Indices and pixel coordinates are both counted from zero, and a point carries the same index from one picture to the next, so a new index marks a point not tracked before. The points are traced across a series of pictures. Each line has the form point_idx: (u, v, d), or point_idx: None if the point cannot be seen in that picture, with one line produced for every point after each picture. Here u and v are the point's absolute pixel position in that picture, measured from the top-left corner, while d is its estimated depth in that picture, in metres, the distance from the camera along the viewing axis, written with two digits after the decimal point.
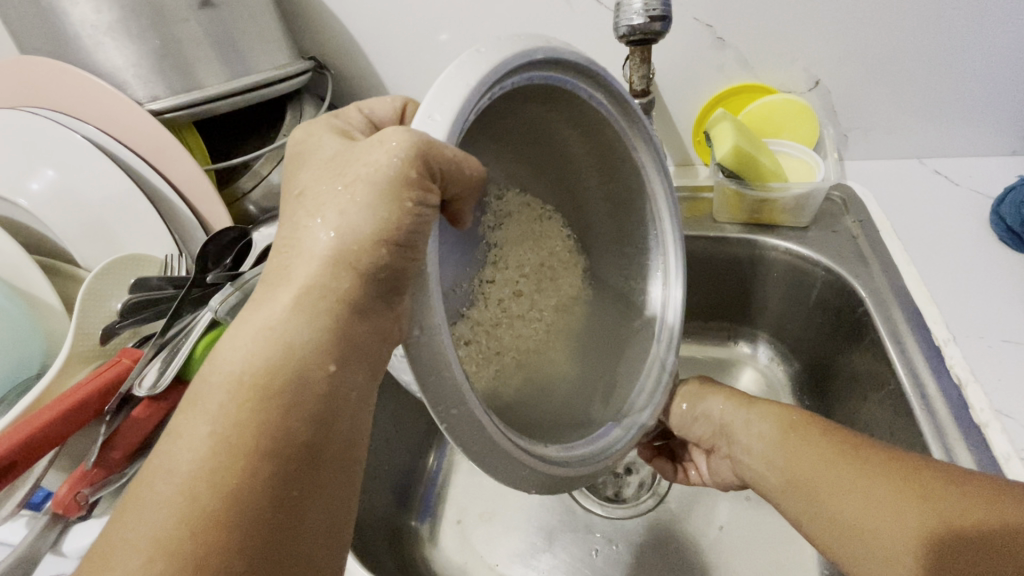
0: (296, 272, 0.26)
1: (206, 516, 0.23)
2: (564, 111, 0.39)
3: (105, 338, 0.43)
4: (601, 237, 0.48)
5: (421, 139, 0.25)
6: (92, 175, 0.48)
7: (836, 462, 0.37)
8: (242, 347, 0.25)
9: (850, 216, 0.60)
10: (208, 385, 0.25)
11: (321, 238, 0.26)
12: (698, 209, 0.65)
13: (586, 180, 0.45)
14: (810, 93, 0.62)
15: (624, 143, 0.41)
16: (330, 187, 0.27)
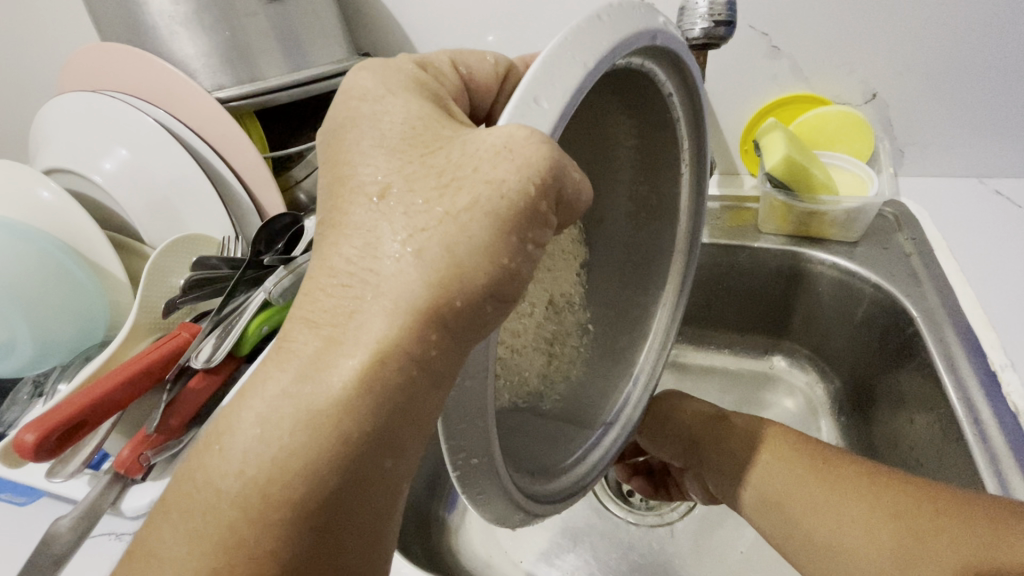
0: (365, 331, 0.23)
1: (244, 540, 0.23)
2: (632, 100, 0.36)
3: (165, 312, 0.44)
4: (609, 232, 0.45)
5: (558, 152, 0.22)
6: (159, 157, 0.51)
7: (813, 478, 0.39)
8: (292, 390, 0.24)
9: (903, 233, 0.58)
10: (269, 428, 0.24)
11: (413, 279, 0.23)
12: (741, 219, 0.64)
13: (618, 175, 0.42)
14: (866, 105, 0.60)
15: (677, 150, 0.38)
16: (423, 205, 0.23)
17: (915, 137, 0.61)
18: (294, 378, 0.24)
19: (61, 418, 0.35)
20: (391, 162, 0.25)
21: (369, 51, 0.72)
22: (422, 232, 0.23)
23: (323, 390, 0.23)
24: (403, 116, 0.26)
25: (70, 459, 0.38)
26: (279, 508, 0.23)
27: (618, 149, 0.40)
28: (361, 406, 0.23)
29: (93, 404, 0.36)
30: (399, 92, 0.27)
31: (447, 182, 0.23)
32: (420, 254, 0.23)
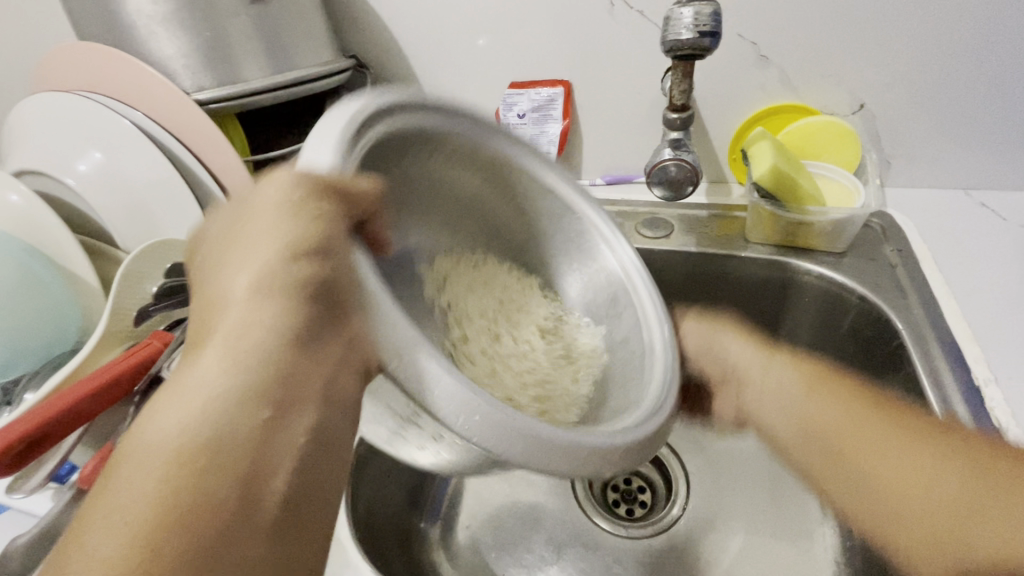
0: (263, 342, 0.26)
1: (149, 539, 0.22)
2: (435, 143, 0.38)
3: (136, 320, 0.44)
4: (537, 253, 0.45)
5: (327, 174, 0.27)
6: (136, 159, 0.50)
7: (860, 423, 0.39)
8: (197, 380, 0.25)
9: (890, 245, 0.58)
10: (175, 415, 0.25)
11: (298, 303, 0.27)
12: (729, 228, 0.64)
13: (487, 204, 0.44)
14: (854, 116, 0.60)
15: (509, 168, 0.42)
16: (290, 249, 0.27)
17: (902, 148, 0.61)
18: (211, 368, 0.26)
19: (23, 427, 0.33)
20: (270, 219, 0.28)
21: (356, 53, 0.71)
22: (308, 257, 0.27)
23: (223, 381, 0.25)
24: (270, 191, 0.29)
25: (32, 474, 0.37)
26: (193, 489, 0.23)
27: (531, 189, 0.43)
28: (257, 390, 0.26)
29: (59, 413, 0.35)
30: (262, 182, 0.29)
31: (313, 218, 0.27)
32: (306, 279, 0.27)
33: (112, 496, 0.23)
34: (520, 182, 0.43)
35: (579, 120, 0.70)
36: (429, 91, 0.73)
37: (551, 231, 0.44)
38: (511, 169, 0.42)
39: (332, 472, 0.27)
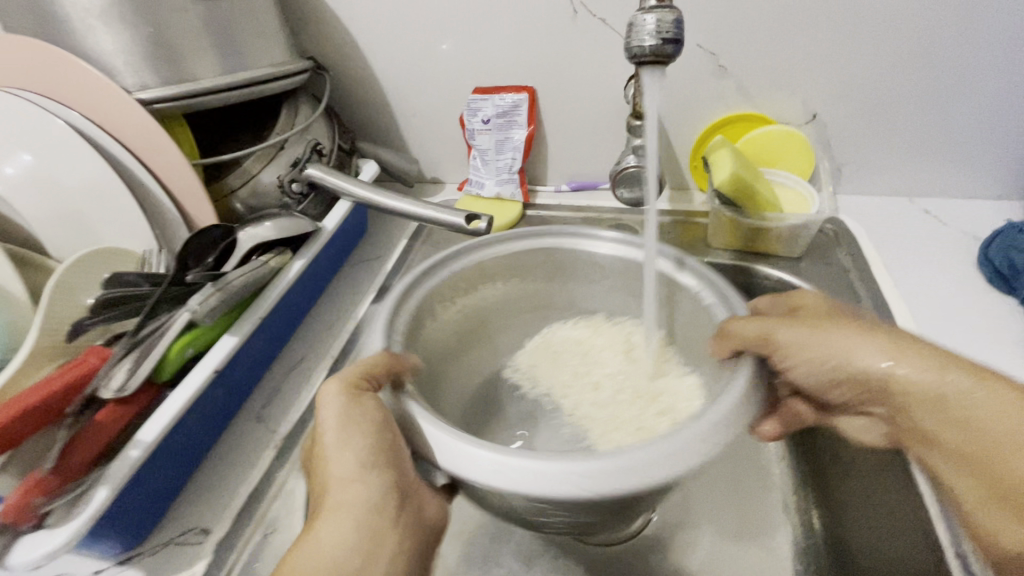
0: (337, 501, 0.32)
1: None
2: (460, 279, 0.47)
3: (71, 334, 0.39)
4: (580, 291, 0.53)
5: (359, 364, 0.35)
6: (72, 162, 0.46)
7: (931, 378, 0.34)
8: (314, 561, 0.30)
9: (843, 250, 0.61)
10: (302, 569, 0.29)
11: (363, 485, 0.32)
12: (691, 234, 0.66)
13: (514, 282, 0.51)
14: (807, 126, 0.63)
15: (520, 253, 0.49)
16: (343, 448, 0.33)
17: (850, 157, 0.64)
18: (320, 551, 0.30)
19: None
20: (329, 425, 0.34)
21: (314, 55, 0.69)
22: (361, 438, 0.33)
23: (322, 539, 0.31)
24: (328, 401, 0.34)
25: None
26: None
27: (501, 274, 0.50)
28: (354, 544, 0.31)
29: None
30: (320, 394, 0.35)
31: (363, 407, 0.34)
32: (353, 448, 0.33)
33: None
34: (493, 269, 0.49)
35: (543, 127, 0.70)
36: (392, 96, 0.72)
37: (552, 264, 0.51)
38: (496, 272, 0.50)
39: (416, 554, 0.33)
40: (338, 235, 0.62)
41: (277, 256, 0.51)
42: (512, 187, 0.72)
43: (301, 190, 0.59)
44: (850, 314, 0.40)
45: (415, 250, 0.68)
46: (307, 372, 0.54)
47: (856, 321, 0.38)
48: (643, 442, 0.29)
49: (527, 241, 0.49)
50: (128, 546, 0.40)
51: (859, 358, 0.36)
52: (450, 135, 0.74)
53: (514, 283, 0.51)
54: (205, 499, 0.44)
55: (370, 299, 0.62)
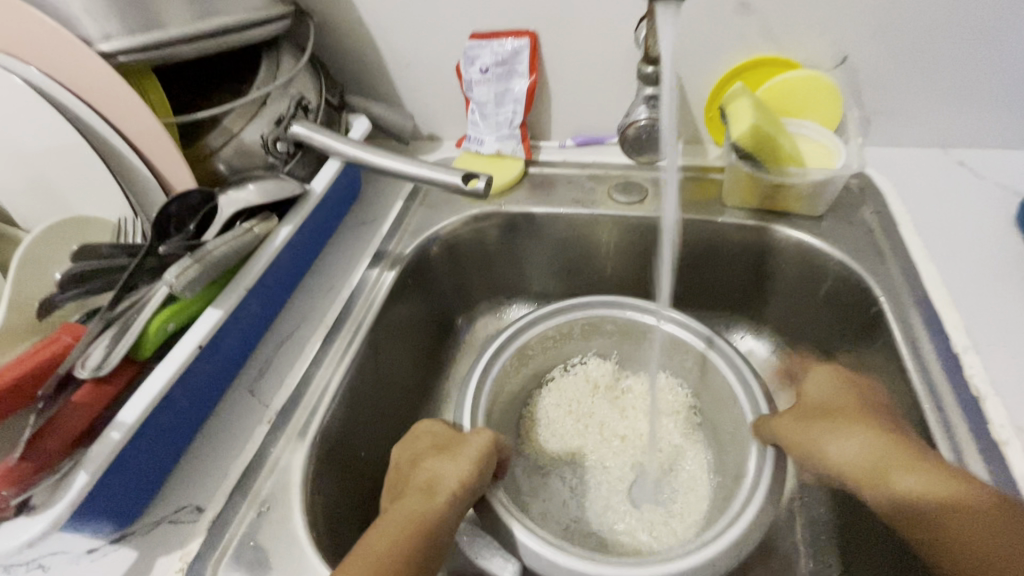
0: (435, 483, 0.42)
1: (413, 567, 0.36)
2: (522, 350, 0.55)
3: (42, 311, 0.37)
4: (603, 342, 0.59)
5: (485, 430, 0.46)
6: (33, 125, 0.43)
7: (887, 459, 0.38)
8: (407, 512, 0.39)
9: (868, 207, 0.56)
10: (404, 518, 0.39)
11: (455, 476, 0.42)
12: (705, 191, 0.61)
13: (561, 338, 0.58)
14: (836, 70, 0.57)
15: (579, 318, 0.56)
16: (449, 465, 0.43)
17: (883, 105, 0.59)
18: (416, 508, 0.40)
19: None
20: (447, 452, 0.44)
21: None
22: (461, 460, 0.43)
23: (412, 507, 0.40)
24: (446, 435, 0.46)
25: None
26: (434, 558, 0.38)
27: (555, 339, 0.57)
28: (424, 509, 0.40)
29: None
30: (443, 429, 0.47)
31: (468, 445, 0.45)
32: (458, 463, 0.43)
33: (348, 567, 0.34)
34: (548, 338, 0.56)
35: (546, 76, 0.65)
36: (381, 43, 0.66)
37: (609, 325, 0.57)
38: (538, 344, 0.56)
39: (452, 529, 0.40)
40: (328, 198, 0.58)
41: (261, 223, 0.48)
42: (514, 143, 0.68)
43: (287, 150, 0.55)
44: (850, 406, 0.43)
45: (411, 211, 0.65)
46: (301, 342, 0.52)
47: (841, 418, 0.42)
48: (688, 551, 0.39)
49: (561, 317, 0.56)
50: (121, 524, 0.39)
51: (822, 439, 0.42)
52: (446, 88, 0.69)
53: (557, 343, 0.58)
54: (199, 477, 0.43)
55: (365, 265, 0.59)
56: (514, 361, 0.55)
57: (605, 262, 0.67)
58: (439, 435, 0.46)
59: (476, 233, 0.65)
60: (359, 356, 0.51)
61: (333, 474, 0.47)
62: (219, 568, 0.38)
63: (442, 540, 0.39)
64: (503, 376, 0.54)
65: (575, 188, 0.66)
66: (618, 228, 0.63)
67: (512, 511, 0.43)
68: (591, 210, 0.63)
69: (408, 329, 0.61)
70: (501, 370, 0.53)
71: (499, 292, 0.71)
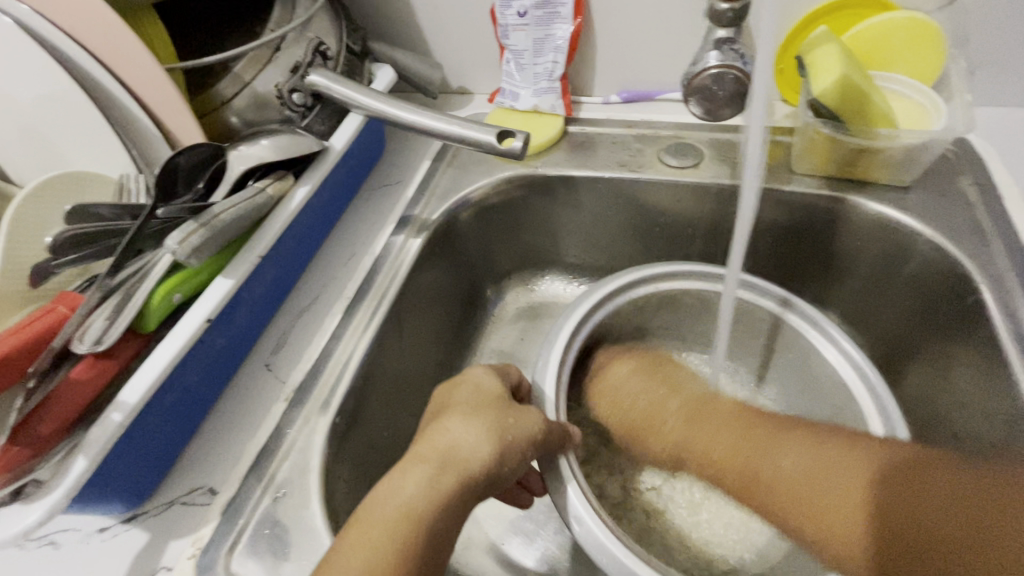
0: (440, 444, 0.34)
1: (401, 560, 0.30)
2: (587, 333, 0.47)
3: (33, 279, 0.34)
4: (665, 320, 0.53)
5: (500, 385, 0.39)
6: (24, 68, 0.38)
7: (760, 456, 0.37)
8: (404, 485, 0.32)
9: (967, 177, 0.48)
10: (396, 496, 0.32)
11: (464, 436, 0.35)
12: (770, 154, 0.53)
13: (628, 321, 0.51)
14: (942, 13, 0.48)
15: (651, 293, 0.49)
16: (456, 427, 0.35)
17: (994, 57, 0.50)
18: (418, 480, 0.32)
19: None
20: (464, 413, 0.36)
21: None
22: (473, 420, 0.35)
23: (408, 479, 0.33)
24: (467, 391, 0.38)
25: None
26: (439, 542, 0.31)
27: (617, 322, 0.50)
28: (424, 483, 0.32)
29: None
30: (465, 379, 0.40)
31: (484, 408, 0.37)
32: (467, 427, 0.35)
33: (322, 574, 0.29)
34: (609, 322, 0.49)
35: (593, 20, 0.57)
36: None
37: (681, 301, 0.51)
38: (625, 313, 0.50)
39: (462, 505, 0.33)
40: (349, 156, 0.53)
41: (275, 182, 0.43)
42: (553, 98, 0.60)
43: (304, 101, 0.50)
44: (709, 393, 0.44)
45: (439, 172, 0.59)
46: (320, 313, 0.48)
47: (704, 410, 0.42)
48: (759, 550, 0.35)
49: (651, 284, 0.49)
50: (131, 504, 0.37)
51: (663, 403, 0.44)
52: (478, 34, 0.62)
53: (621, 327, 0.51)
54: (212, 456, 0.40)
55: (390, 230, 0.54)
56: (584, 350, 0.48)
57: (649, 231, 0.61)
58: (478, 394, 0.38)
59: (508, 198, 0.60)
60: (382, 330, 0.47)
61: (353, 457, 0.44)
62: (231, 557, 0.36)
63: (445, 535, 0.32)
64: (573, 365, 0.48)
65: (620, 149, 0.59)
66: (667, 197, 0.57)
67: (573, 471, 0.38)
68: (638, 174, 0.57)
69: (433, 302, 0.56)
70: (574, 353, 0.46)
71: (531, 262, 0.66)
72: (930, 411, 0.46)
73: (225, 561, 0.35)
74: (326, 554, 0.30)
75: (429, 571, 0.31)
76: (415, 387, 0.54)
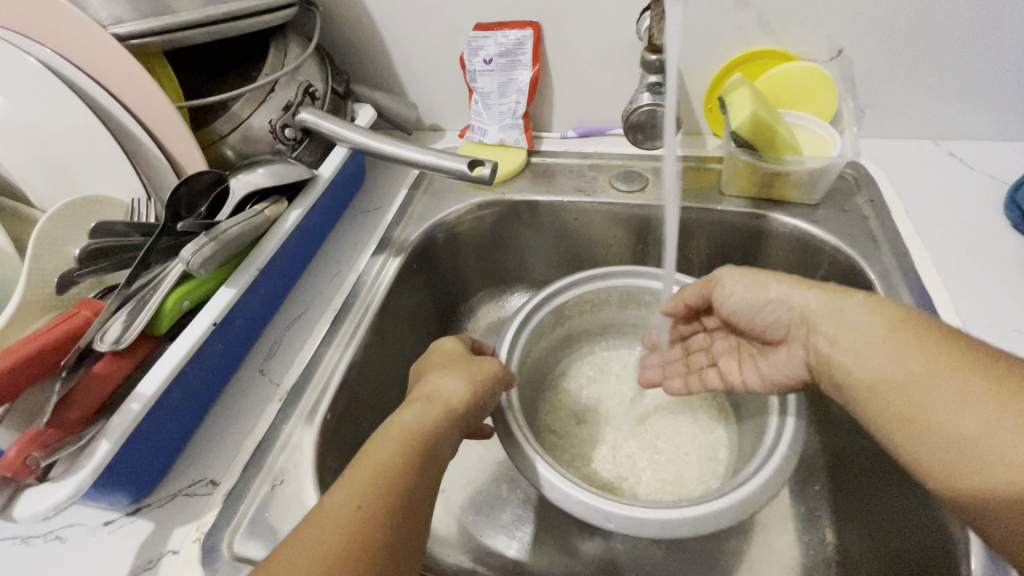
0: (427, 387, 0.39)
1: (407, 474, 0.33)
2: (533, 331, 0.54)
3: (60, 287, 0.38)
4: (608, 315, 0.60)
5: (465, 344, 0.46)
6: (48, 105, 0.43)
7: (891, 354, 0.33)
8: (402, 418, 0.36)
9: (863, 195, 0.58)
10: (394, 426, 0.36)
11: (447, 379, 0.40)
12: (704, 179, 0.62)
13: (570, 320, 0.58)
14: (831, 63, 0.58)
15: (585, 293, 0.56)
16: (438, 374, 0.40)
17: (876, 98, 0.60)
18: (412, 413, 0.37)
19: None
20: (443, 366, 0.42)
21: None
22: (451, 367, 0.41)
23: (404, 415, 0.37)
24: (441, 350, 0.44)
25: None
26: (437, 465, 0.36)
27: (561, 321, 0.57)
28: (417, 415, 0.37)
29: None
30: (439, 343, 0.46)
31: (460, 359, 0.42)
32: (446, 372, 0.41)
33: (339, 490, 0.32)
34: (552, 322, 0.56)
35: (548, 68, 0.66)
36: (386, 35, 0.67)
37: (615, 297, 0.58)
38: (575, 306, 0.57)
39: (452, 434, 0.37)
40: (334, 184, 0.59)
41: (272, 205, 0.49)
42: (516, 133, 0.68)
43: (294, 136, 0.56)
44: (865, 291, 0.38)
45: (416, 199, 0.66)
46: (310, 324, 0.53)
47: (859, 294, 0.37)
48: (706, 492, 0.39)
49: (596, 284, 0.56)
50: (137, 496, 0.40)
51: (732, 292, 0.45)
52: (449, 78, 0.70)
53: (564, 325, 0.58)
54: (212, 452, 0.43)
55: (372, 250, 0.60)
56: (530, 352, 0.54)
57: (605, 247, 0.68)
58: (446, 352, 0.44)
59: (477, 220, 0.66)
60: (367, 337, 0.52)
61: (342, 452, 0.48)
62: (234, 539, 0.39)
63: (442, 454, 0.36)
64: (526, 361, 0.54)
65: (577, 177, 0.67)
66: (617, 219, 0.65)
67: (537, 449, 0.42)
68: (593, 198, 0.64)
69: (412, 314, 0.62)
70: (525, 351, 0.52)
71: (501, 279, 0.72)
72: None
73: (229, 543, 0.38)
74: (337, 480, 0.33)
75: (428, 489, 0.34)
76: (399, 391, 0.58)
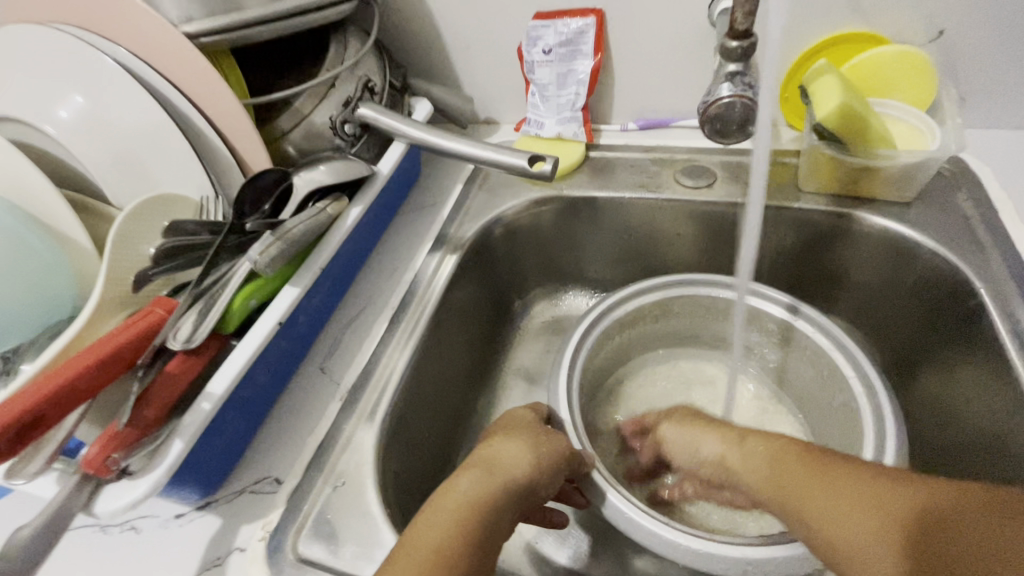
0: (489, 453, 0.38)
1: (458, 555, 0.32)
2: (597, 340, 0.52)
3: (137, 285, 0.39)
4: (674, 322, 0.57)
5: (534, 413, 0.44)
6: (123, 104, 0.44)
7: (787, 476, 0.35)
8: (461, 485, 0.35)
9: (963, 193, 0.52)
10: (451, 495, 0.35)
11: (511, 449, 0.38)
12: (778, 175, 0.58)
13: (636, 327, 0.56)
14: (932, 45, 0.53)
15: (650, 303, 0.54)
16: (498, 446, 0.39)
17: (983, 83, 0.54)
18: (472, 479, 0.36)
19: (36, 396, 0.30)
20: (506, 436, 0.40)
21: None
22: (512, 435, 0.40)
23: (464, 481, 0.36)
24: (507, 419, 0.43)
25: (33, 458, 0.33)
26: (490, 547, 0.34)
27: (624, 329, 0.54)
28: (474, 484, 0.35)
29: (72, 381, 0.32)
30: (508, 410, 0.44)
31: (526, 429, 0.41)
32: (505, 442, 0.39)
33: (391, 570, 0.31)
34: (615, 330, 0.54)
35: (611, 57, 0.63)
36: (444, 26, 0.65)
37: (683, 306, 0.55)
38: (637, 315, 0.54)
39: (510, 511, 0.36)
40: (392, 181, 0.58)
41: (334, 202, 0.48)
42: (576, 126, 0.66)
43: (355, 131, 0.55)
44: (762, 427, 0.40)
45: (471, 195, 0.64)
46: (368, 322, 0.53)
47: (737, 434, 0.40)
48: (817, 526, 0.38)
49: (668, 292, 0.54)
50: (205, 492, 0.41)
51: (725, 454, 0.40)
52: (506, 70, 0.68)
53: (629, 334, 0.56)
54: (276, 450, 0.44)
55: (428, 248, 0.59)
56: (591, 360, 0.52)
57: (669, 247, 0.65)
58: (516, 420, 0.42)
59: (534, 218, 0.64)
60: (425, 337, 0.52)
61: (399, 453, 0.47)
62: (298, 539, 0.39)
63: (494, 535, 0.34)
64: (588, 369, 0.52)
65: (640, 172, 0.64)
66: (682, 216, 0.62)
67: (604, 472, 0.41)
68: (657, 194, 0.61)
69: (468, 314, 0.61)
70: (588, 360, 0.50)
71: (556, 278, 0.70)
72: (938, 407, 0.49)
73: (293, 544, 0.38)
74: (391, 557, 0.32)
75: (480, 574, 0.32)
76: (453, 391, 0.57)
